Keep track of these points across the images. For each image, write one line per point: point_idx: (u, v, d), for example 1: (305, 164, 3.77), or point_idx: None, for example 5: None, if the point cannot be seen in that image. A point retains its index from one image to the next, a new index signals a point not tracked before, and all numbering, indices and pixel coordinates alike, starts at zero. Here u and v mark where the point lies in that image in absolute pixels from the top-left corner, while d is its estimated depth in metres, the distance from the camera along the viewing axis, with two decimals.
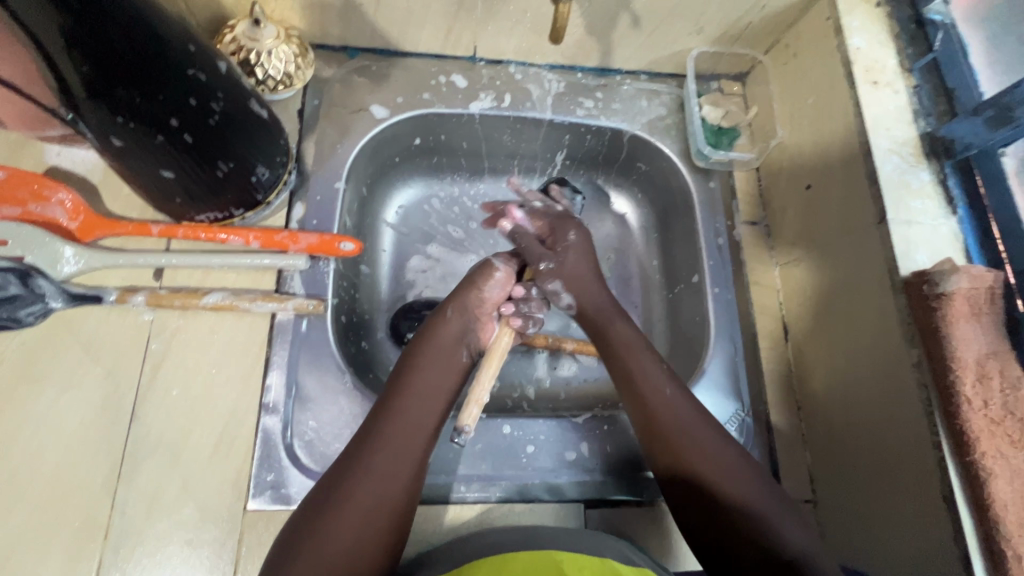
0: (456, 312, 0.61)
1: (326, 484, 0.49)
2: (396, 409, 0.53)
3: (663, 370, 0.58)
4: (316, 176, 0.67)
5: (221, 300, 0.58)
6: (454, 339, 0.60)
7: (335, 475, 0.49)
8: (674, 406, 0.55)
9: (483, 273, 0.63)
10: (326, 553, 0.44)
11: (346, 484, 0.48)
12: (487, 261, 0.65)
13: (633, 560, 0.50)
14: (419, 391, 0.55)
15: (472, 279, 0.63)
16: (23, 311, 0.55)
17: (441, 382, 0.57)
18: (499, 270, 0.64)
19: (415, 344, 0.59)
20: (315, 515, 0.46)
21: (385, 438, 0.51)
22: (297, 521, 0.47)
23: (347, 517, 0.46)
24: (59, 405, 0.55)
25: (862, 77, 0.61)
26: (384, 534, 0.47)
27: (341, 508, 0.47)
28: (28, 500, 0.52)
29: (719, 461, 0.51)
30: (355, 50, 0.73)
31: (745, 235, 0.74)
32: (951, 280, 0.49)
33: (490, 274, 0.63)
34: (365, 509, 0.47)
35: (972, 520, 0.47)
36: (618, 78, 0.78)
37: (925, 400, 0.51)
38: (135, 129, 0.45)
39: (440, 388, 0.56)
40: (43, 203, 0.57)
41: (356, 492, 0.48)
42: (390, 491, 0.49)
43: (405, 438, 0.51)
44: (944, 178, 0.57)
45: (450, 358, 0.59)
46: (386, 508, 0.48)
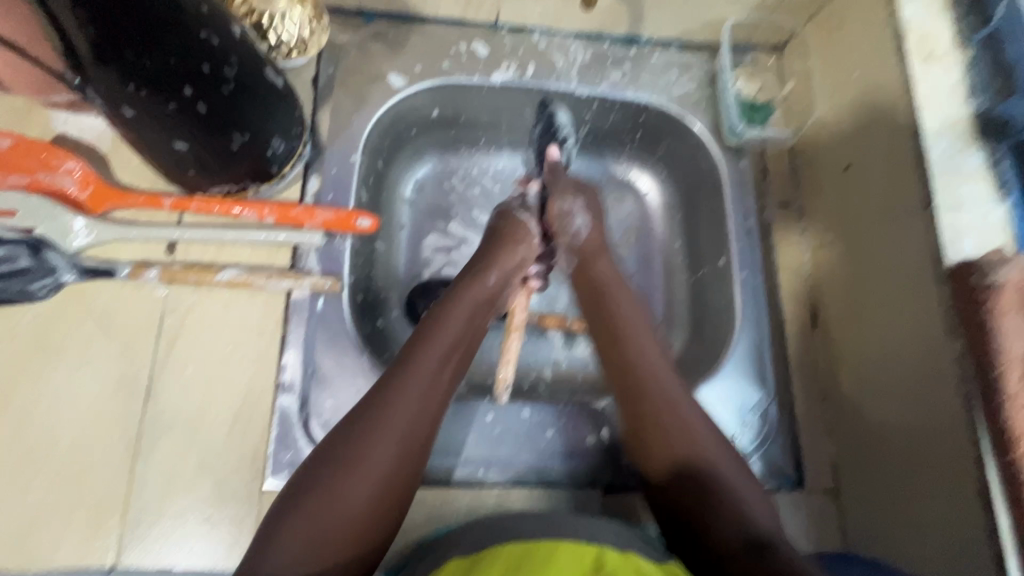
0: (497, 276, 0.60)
1: (340, 439, 0.46)
2: (417, 367, 0.50)
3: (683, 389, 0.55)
4: (331, 148, 0.64)
5: (235, 276, 0.57)
6: (487, 299, 0.59)
7: (352, 428, 0.47)
8: (697, 425, 0.53)
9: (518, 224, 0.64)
10: (342, 508, 0.43)
11: (362, 438, 0.46)
12: (529, 225, 0.64)
13: (654, 543, 0.49)
14: (441, 346, 0.52)
15: (510, 247, 0.62)
16: (36, 284, 0.54)
17: (465, 340, 0.55)
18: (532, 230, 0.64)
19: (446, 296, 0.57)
20: (329, 469, 0.45)
21: (407, 394, 0.49)
22: (305, 476, 0.45)
23: (365, 472, 0.45)
24: (73, 381, 0.54)
25: (914, 50, 0.56)
26: (398, 495, 0.46)
27: (360, 463, 0.45)
28: (47, 473, 0.51)
29: (650, 402, 0.54)
30: (371, 15, 0.70)
31: (775, 217, 0.71)
32: (1001, 270, 0.46)
33: (529, 243, 0.63)
34: (383, 469, 0.46)
35: (1008, 521, 0.45)
36: (647, 48, 0.74)
37: (964, 395, 0.49)
38: (146, 98, 0.43)
39: (462, 347, 0.54)
40: (52, 172, 0.56)
41: (377, 447, 0.46)
42: (409, 452, 0.47)
43: (427, 396, 0.49)
44: (997, 161, 0.54)
45: (479, 320, 0.57)
46: (403, 470, 0.47)
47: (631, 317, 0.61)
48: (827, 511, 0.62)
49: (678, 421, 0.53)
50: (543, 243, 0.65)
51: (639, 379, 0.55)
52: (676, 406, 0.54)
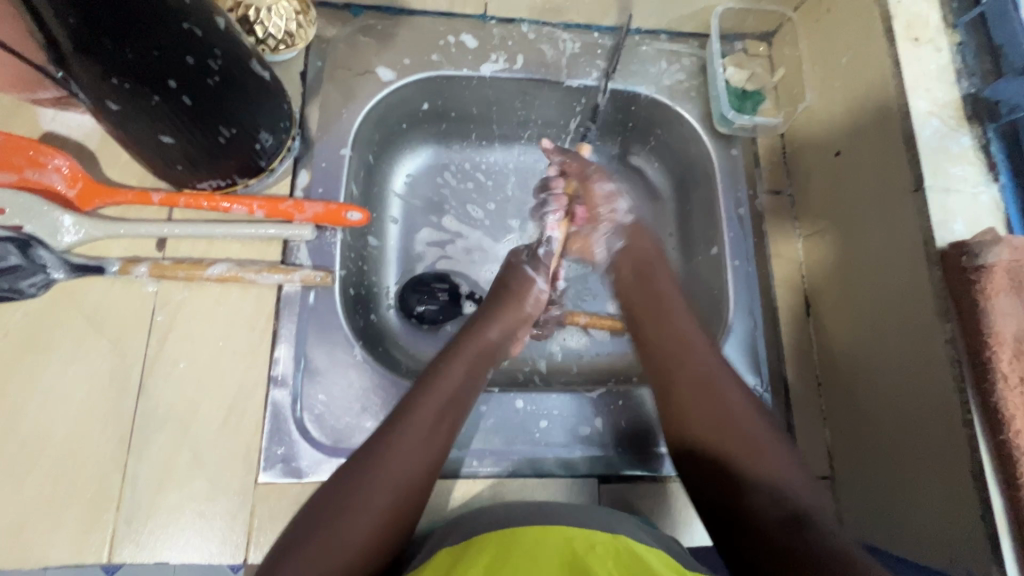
0: (499, 331, 0.61)
1: (344, 477, 0.46)
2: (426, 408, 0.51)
3: (732, 376, 0.56)
4: (321, 142, 0.64)
5: (225, 271, 0.57)
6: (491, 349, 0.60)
7: (353, 475, 0.46)
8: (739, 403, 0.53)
9: (519, 279, 0.65)
10: (341, 552, 0.42)
11: (361, 489, 0.45)
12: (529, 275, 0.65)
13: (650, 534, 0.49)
14: (442, 398, 0.52)
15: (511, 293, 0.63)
16: (24, 281, 0.54)
17: (467, 392, 0.54)
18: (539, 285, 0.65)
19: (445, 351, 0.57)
20: (326, 516, 0.44)
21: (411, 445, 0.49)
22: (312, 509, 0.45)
23: (365, 514, 0.44)
24: (64, 378, 0.54)
25: (902, 33, 0.56)
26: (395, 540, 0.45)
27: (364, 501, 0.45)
28: (40, 471, 0.51)
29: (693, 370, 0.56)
30: (358, 9, 0.69)
31: (767, 205, 0.71)
32: (991, 251, 0.46)
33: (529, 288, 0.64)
34: (382, 514, 0.45)
35: (1001, 501, 0.45)
36: (636, 38, 0.74)
37: (956, 376, 0.48)
38: (129, 90, 0.42)
39: (464, 398, 0.54)
40: (40, 170, 0.55)
41: (379, 496, 0.45)
42: (407, 501, 0.47)
43: (428, 445, 0.49)
44: (986, 143, 0.54)
45: (480, 370, 0.57)
46: (401, 515, 0.46)
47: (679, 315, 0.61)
48: None
49: (723, 407, 0.53)
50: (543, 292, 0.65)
51: (682, 359, 0.57)
52: (721, 386, 0.55)
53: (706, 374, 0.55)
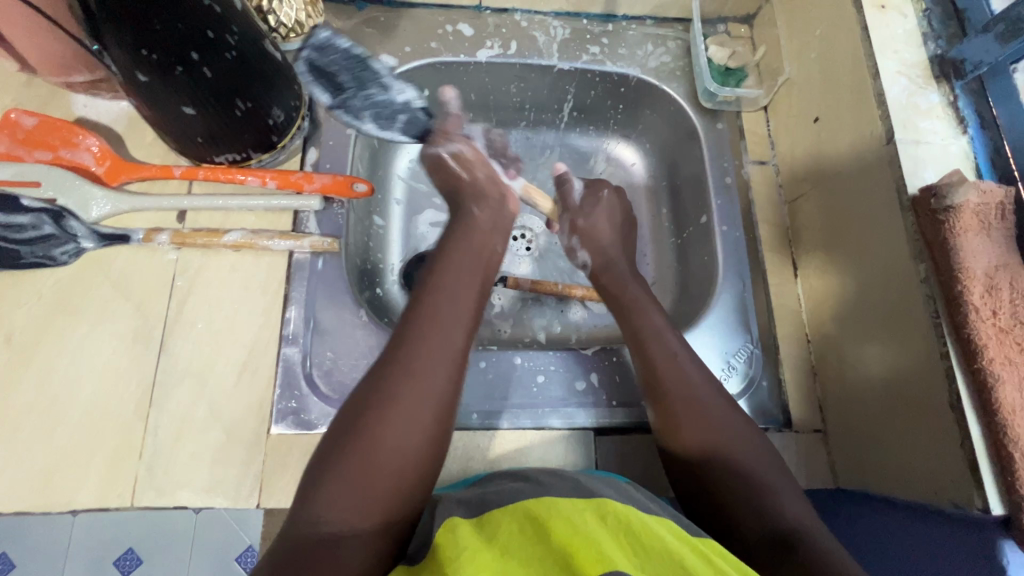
0: (481, 208, 0.63)
1: (369, 386, 0.47)
2: (431, 302, 0.52)
3: (708, 386, 0.55)
4: (328, 123, 0.69)
5: (240, 238, 0.61)
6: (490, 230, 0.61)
7: (376, 373, 0.48)
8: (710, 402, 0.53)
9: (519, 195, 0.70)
10: (388, 447, 0.44)
11: (392, 385, 0.46)
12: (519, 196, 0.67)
13: (643, 502, 0.48)
14: (446, 282, 0.53)
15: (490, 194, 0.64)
16: (57, 250, 0.59)
17: (472, 278, 0.55)
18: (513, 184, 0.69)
19: (443, 245, 0.58)
20: (365, 414, 0.45)
21: (430, 334, 0.49)
22: (345, 418, 0.46)
23: (396, 419, 0.45)
24: (92, 338, 0.58)
25: (869, 1, 0.60)
26: (439, 431, 0.47)
27: (392, 404, 0.45)
28: (68, 422, 0.55)
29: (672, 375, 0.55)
30: (363, 2, 0.75)
31: (753, 174, 0.74)
32: (959, 191, 0.49)
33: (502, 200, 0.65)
34: (415, 398, 0.46)
35: (979, 428, 0.47)
36: (624, 24, 0.79)
37: (932, 313, 0.51)
38: (157, 61, 0.47)
39: (468, 281, 0.55)
40: (73, 149, 0.61)
41: (412, 389, 0.46)
42: (438, 390, 0.47)
43: (448, 330, 0.50)
44: (954, 99, 0.57)
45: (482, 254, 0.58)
46: (438, 406, 0.47)
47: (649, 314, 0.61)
48: (816, 448, 0.63)
49: (701, 415, 0.53)
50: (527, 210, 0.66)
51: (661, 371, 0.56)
52: (699, 398, 0.54)
53: (696, 409, 0.53)
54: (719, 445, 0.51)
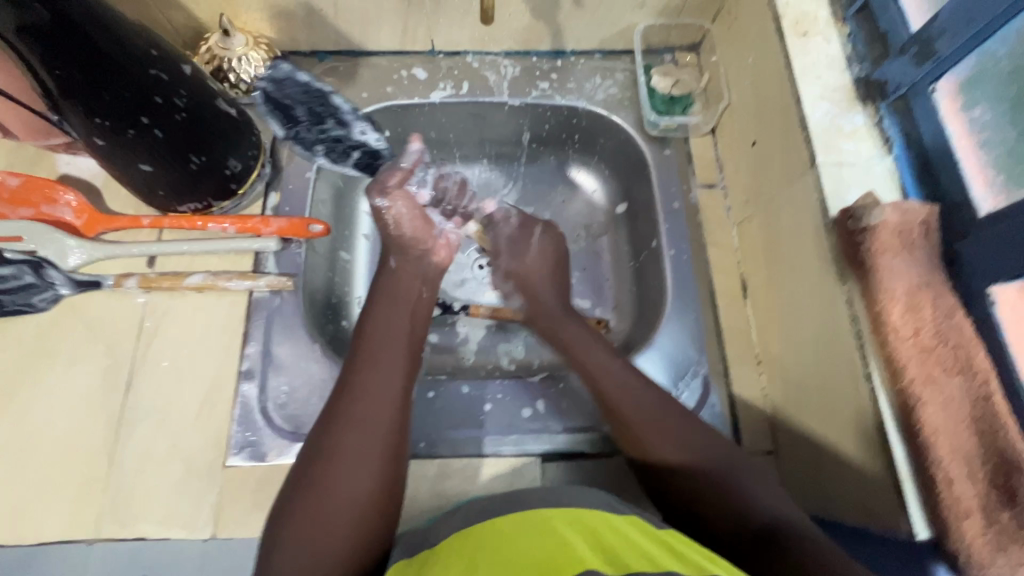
0: (398, 259, 0.68)
1: (315, 442, 0.51)
2: (366, 353, 0.56)
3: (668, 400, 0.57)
4: (289, 168, 0.74)
5: (202, 280, 0.65)
6: (415, 281, 0.66)
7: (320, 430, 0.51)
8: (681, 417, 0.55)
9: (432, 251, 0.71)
10: (333, 504, 0.46)
11: (337, 439, 0.50)
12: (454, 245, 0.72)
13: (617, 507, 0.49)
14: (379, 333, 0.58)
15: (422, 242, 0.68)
16: (36, 297, 0.64)
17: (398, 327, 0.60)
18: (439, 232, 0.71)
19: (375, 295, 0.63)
20: (310, 469, 0.48)
21: (367, 385, 0.53)
22: (295, 480, 0.49)
23: (341, 470, 0.48)
24: (66, 379, 0.62)
25: (791, 29, 0.62)
26: (386, 482, 0.50)
27: (336, 456, 0.49)
28: (41, 458, 0.59)
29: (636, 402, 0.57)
30: (323, 54, 0.80)
31: (702, 197, 0.75)
32: (874, 213, 0.50)
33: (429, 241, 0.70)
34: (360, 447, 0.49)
35: (903, 448, 0.47)
36: (572, 59, 0.82)
37: (856, 334, 0.51)
38: (109, 126, 0.52)
39: (398, 331, 0.59)
40: (53, 204, 0.66)
41: (357, 438, 0.50)
42: (381, 435, 0.51)
43: (381, 378, 0.54)
44: (879, 120, 0.58)
45: (406, 302, 0.63)
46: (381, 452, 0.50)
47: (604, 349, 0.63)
48: None
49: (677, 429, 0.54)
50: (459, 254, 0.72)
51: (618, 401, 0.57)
52: (669, 413, 0.55)
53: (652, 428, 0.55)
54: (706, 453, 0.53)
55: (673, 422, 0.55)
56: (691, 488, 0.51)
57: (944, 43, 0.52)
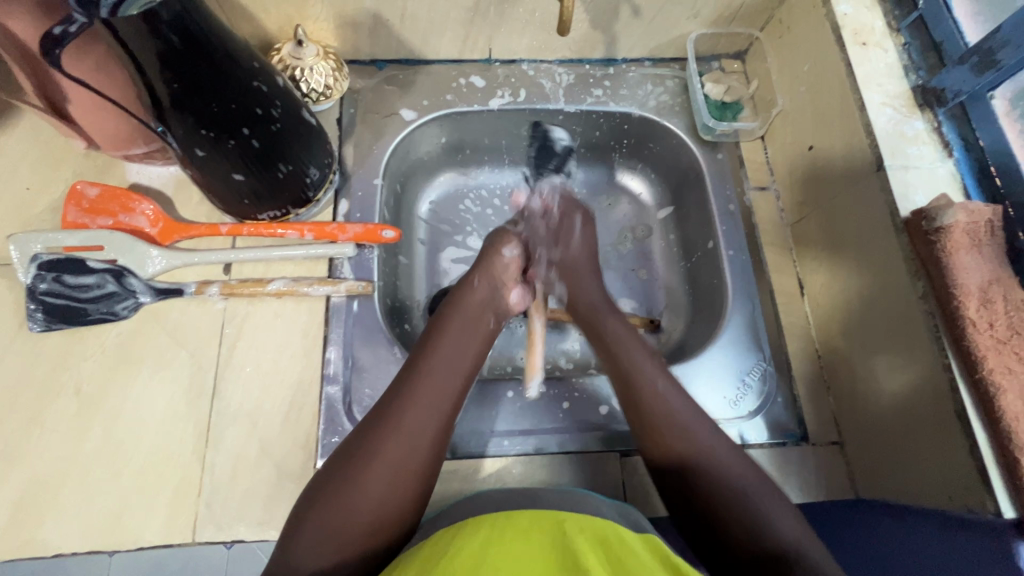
0: (483, 281, 0.68)
1: (355, 440, 0.53)
2: (424, 367, 0.57)
3: (682, 402, 0.59)
4: (357, 175, 0.75)
5: (283, 286, 0.66)
6: (481, 307, 0.66)
7: (364, 432, 0.53)
8: (690, 423, 0.57)
9: (501, 241, 0.71)
10: (356, 505, 0.49)
11: (376, 441, 0.52)
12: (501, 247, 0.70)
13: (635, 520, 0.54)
14: (445, 351, 0.59)
15: (492, 251, 0.70)
16: (119, 305, 0.64)
17: (462, 347, 0.61)
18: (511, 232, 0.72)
19: (445, 310, 0.64)
20: (345, 465, 0.51)
21: (418, 396, 0.55)
22: (330, 470, 0.52)
23: (373, 475, 0.50)
24: (153, 385, 0.63)
25: (851, 40, 0.65)
26: (411, 493, 0.51)
27: (373, 459, 0.51)
28: (134, 464, 0.60)
29: (658, 403, 0.59)
30: (383, 62, 0.81)
31: (755, 200, 0.78)
32: (948, 214, 0.53)
33: (498, 259, 0.69)
34: (394, 459, 0.51)
35: (984, 435, 0.50)
36: (624, 66, 0.84)
37: (932, 329, 0.54)
38: (212, 137, 0.53)
39: (464, 353, 0.60)
40: (130, 214, 0.67)
41: (389, 445, 0.52)
42: (416, 452, 0.52)
43: (433, 395, 0.55)
44: (938, 125, 0.61)
45: (475, 324, 0.64)
46: (413, 466, 0.52)
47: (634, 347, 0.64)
48: (834, 462, 0.66)
49: (688, 437, 0.56)
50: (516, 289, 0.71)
51: (645, 401, 0.59)
52: (678, 417, 0.57)
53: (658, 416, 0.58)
54: (703, 450, 0.55)
55: (692, 428, 0.57)
56: (686, 472, 0.55)
57: (1007, 53, 0.55)
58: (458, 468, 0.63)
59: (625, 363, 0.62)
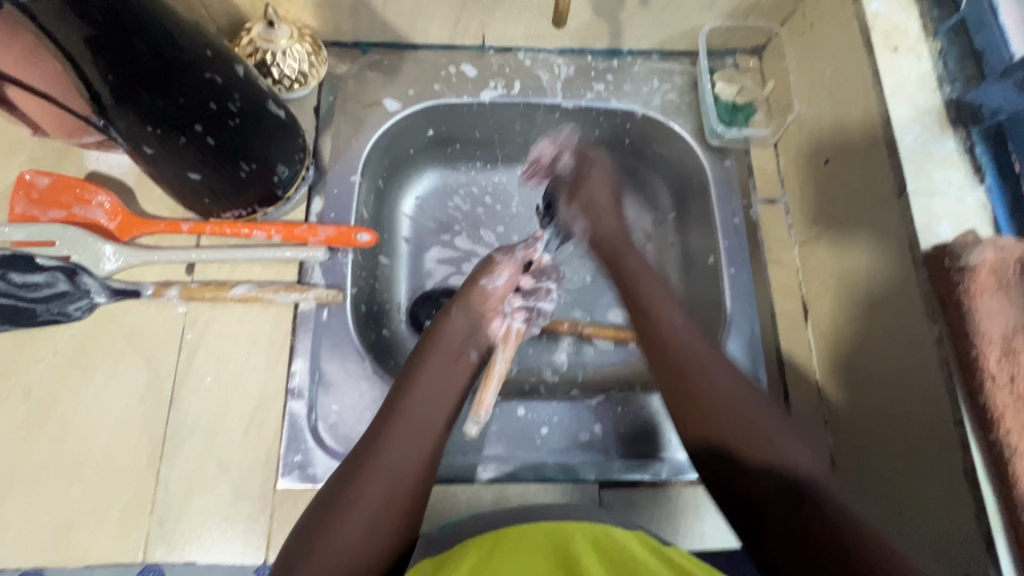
0: (462, 311, 0.63)
1: (334, 490, 0.50)
2: (402, 408, 0.55)
3: (709, 350, 0.57)
4: (333, 170, 0.69)
5: (247, 292, 0.62)
6: (462, 339, 0.62)
7: (342, 480, 0.50)
8: (715, 369, 0.55)
9: (486, 270, 0.66)
10: (334, 560, 0.45)
11: (356, 488, 0.49)
12: (491, 257, 0.68)
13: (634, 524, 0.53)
14: (425, 390, 0.56)
15: (476, 277, 0.66)
16: (71, 306, 0.60)
17: (440, 382, 0.58)
18: (500, 261, 0.67)
19: (423, 346, 0.61)
20: (324, 516, 0.48)
21: (397, 440, 0.52)
22: (310, 520, 0.48)
23: (352, 528, 0.47)
24: (106, 392, 0.59)
25: (881, 43, 0.58)
26: (391, 543, 0.49)
27: (352, 509, 0.48)
28: (84, 476, 0.57)
29: (685, 350, 0.57)
30: (367, 46, 0.75)
31: (763, 213, 0.72)
32: (973, 252, 0.47)
33: (492, 270, 0.66)
34: (372, 505, 0.49)
35: (995, 499, 0.45)
36: (629, 59, 0.77)
37: (946, 377, 0.49)
38: (161, 134, 0.48)
39: (446, 390, 0.57)
40: (85, 206, 0.62)
41: (367, 495, 0.49)
42: (397, 500, 0.50)
43: (413, 438, 0.53)
44: (971, 146, 0.55)
45: (455, 357, 0.60)
46: (393, 514, 0.49)
47: (660, 292, 0.62)
48: None
49: (707, 382, 0.54)
50: (499, 287, 0.66)
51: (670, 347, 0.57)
52: (701, 364, 0.55)
53: (759, 436, 0.51)
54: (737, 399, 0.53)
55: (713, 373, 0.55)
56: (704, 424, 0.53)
57: None
58: None
59: (680, 350, 0.57)
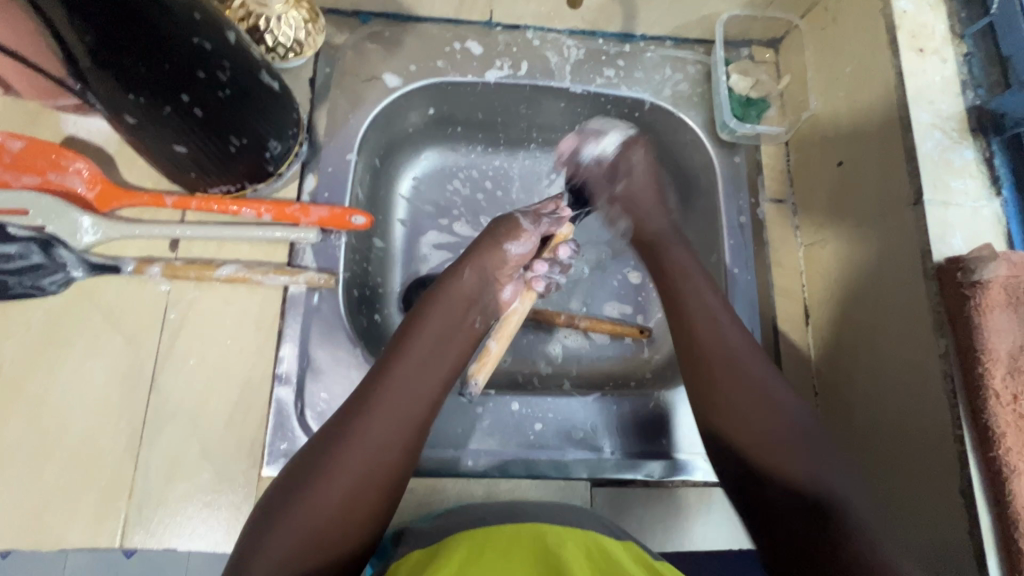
0: (474, 273, 0.60)
1: (322, 443, 0.48)
2: (399, 369, 0.53)
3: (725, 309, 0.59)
4: (327, 147, 0.66)
5: (233, 272, 0.59)
6: (467, 303, 0.59)
7: (333, 432, 0.48)
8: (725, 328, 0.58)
9: (509, 232, 0.62)
10: (318, 513, 0.44)
11: (343, 444, 0.48)
12: (514, 218, 0.63)
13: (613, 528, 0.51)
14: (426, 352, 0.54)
15: (495, 238, 0.61)
16: (46, 280, 0.57)
17: (440, 354, 0.55)
18: (525, 228, 0.62)
19: (430, 303, 0.58)
20: (310, 469, 0.46)
21: (393, 400, 0.51)
22: (296, 471, 0.47)
23: (338, 482, 0.46)
24: (82, 371, 0.57)
25: (907, 43, 0.56)
26: (375, 501, 0.47)
27: (341, 464, 0.47)
28: (59, 457, 0.54)
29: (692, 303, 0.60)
30: (367, 15, 0.71)
31: (769, 213, 0.71)
32: (988, 268, 0.46)
33: (513, 233, 0.62)
34: (361, 471, 0.47)
35: (988, 516, 0.46)
36: (642, 44, 0.74)
37: (949, 392, 0.49)
38: (145, 103, 0.45)
39: (445, 356, 0.56)
40: (61, 172, 0.58)
41: (354, 451, 0.47)
42: (386, 462, 0.48)
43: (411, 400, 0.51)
44: (990, 156, 0.53)
45: (459, 323, 0.58)
46: (381, 476, 0.48)
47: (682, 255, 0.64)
48: None
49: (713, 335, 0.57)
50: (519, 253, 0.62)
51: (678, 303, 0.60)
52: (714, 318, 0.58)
53: (748, 386, 0.54)
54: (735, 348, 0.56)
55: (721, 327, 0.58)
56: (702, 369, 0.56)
57: None
58: (415, 486, 0.58)
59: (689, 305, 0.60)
